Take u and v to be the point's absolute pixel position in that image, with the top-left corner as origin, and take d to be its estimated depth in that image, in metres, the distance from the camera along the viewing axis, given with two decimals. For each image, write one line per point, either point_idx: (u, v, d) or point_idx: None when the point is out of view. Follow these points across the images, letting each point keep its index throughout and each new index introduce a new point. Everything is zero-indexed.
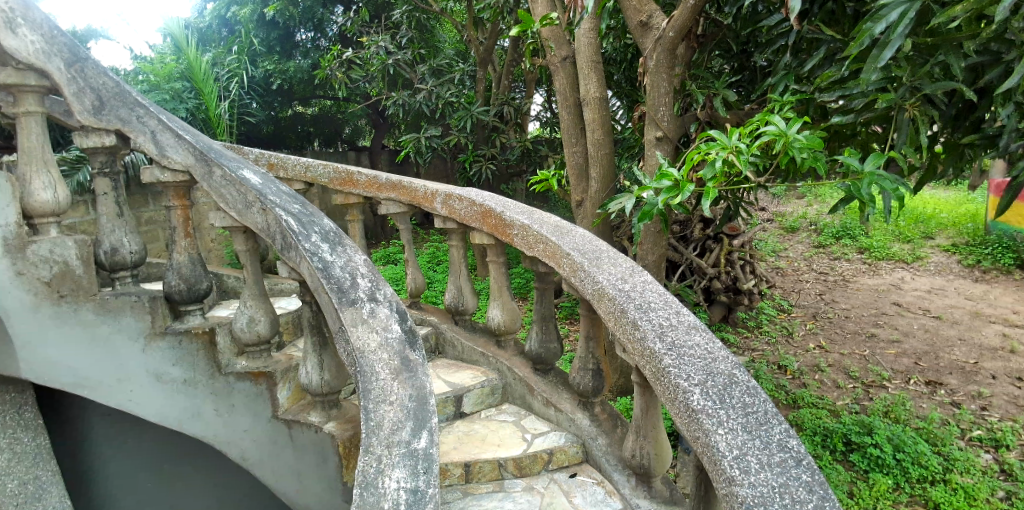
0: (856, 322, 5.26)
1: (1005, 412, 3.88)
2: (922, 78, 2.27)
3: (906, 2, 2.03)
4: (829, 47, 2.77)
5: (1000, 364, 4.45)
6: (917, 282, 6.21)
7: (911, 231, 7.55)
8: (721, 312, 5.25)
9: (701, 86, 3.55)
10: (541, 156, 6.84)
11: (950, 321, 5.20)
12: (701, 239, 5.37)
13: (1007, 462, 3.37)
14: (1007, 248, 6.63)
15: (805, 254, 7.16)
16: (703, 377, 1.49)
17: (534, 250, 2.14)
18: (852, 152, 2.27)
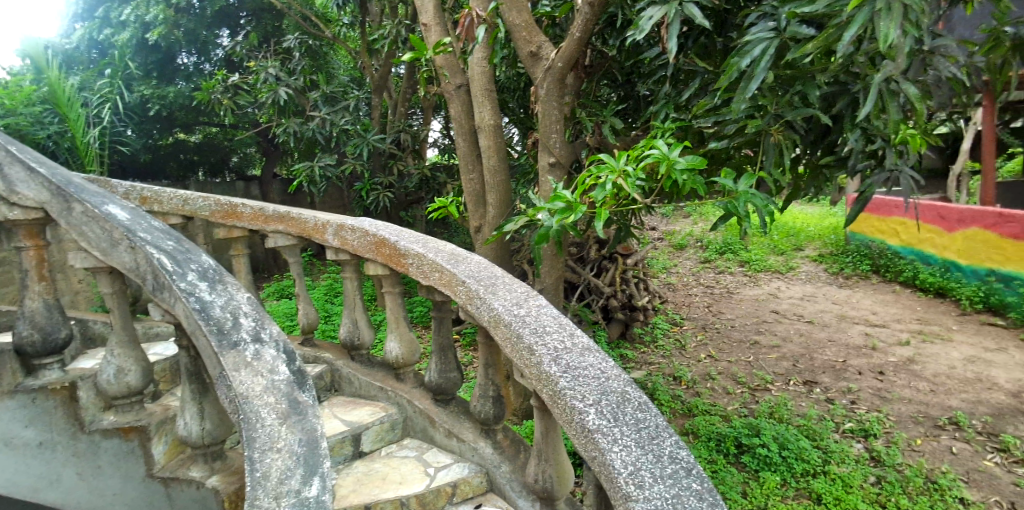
0: (740, 331, 5.63)
1: (871, 404, 4.23)
2: (784, 106, 2.50)
3: (766, 40, 2.28)
4: (703, 78, 2.98)
5: (864, 360, 4.89)
6: (791, 290, 6.76)
7: (784, 245, 8.25)
8: (620, 329, 5.40)
9: (590, 115, 3.68)
10: (440, 183, 6.85)
11: (821, 325, 5.68)
12: (597, 259, 5.57)
13: (875, 449, 3.67)
14: (864, 257, 7.36)
15: (693, 269, 7.61)
16: (598, 396, 1.52)
17: (430, 278, 2.11)
18: (726, 173, 2.44)
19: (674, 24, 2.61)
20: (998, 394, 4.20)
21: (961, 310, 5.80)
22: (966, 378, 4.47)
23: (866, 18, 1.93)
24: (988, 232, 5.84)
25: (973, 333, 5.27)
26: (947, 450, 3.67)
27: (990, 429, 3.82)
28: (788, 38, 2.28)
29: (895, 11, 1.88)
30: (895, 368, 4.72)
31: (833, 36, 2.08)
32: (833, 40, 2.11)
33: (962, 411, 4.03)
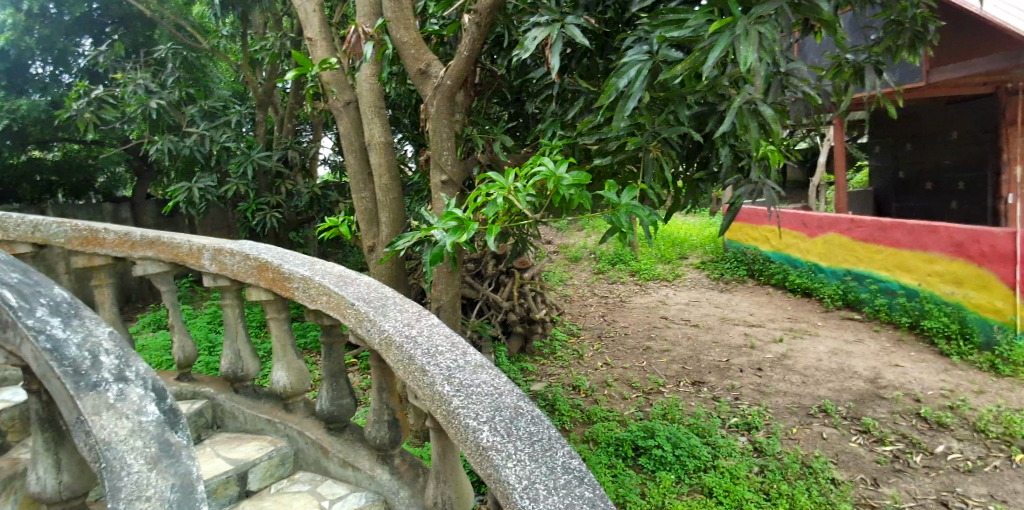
0: (633, 337, 5.88)
1: (752, 398, 4.54)
2: (660, 124, 2.65)
3: (640, 62, 2.42)
4: (586, 97, 3.11)
5: (744, 358, 5.27)
6: (678, 297, 7.17)
7: (670, 254, 8.78)
8: (519, 343, 5.48)
9: (481, 132, 3.72)
10: (332, 201, 6.64)
11: (705, 328, 6.06)
12: (495, 274, 5.61)
13: (758, 441, 3.93)
14: (740, 263, 7.98)
15: (587, 281, 7.88)
16: (491, 413, 1.53)
17: (317, 302, 2.03)
18: (610, 188, 2.55)
19: (557, 44, 2.72)
20: (858, 380, 4.64)
21: (825, 307, 6.39)
22: (832, 368, 4.90)
23: (728, 43, 2.11)
24: (841, 236, 6.45)
25: (835, 328, 5.81)
26: (819, 435, 3.99)
27: (853, 412, 4.19)
28: (661, 61, 2.44)
29: (751, 37, 2.09)
30: (771, 364, 5.10)
31: (700, 59, 2.24)
32: (700, 63, 2.27)
33: (829, 399, 4.40)
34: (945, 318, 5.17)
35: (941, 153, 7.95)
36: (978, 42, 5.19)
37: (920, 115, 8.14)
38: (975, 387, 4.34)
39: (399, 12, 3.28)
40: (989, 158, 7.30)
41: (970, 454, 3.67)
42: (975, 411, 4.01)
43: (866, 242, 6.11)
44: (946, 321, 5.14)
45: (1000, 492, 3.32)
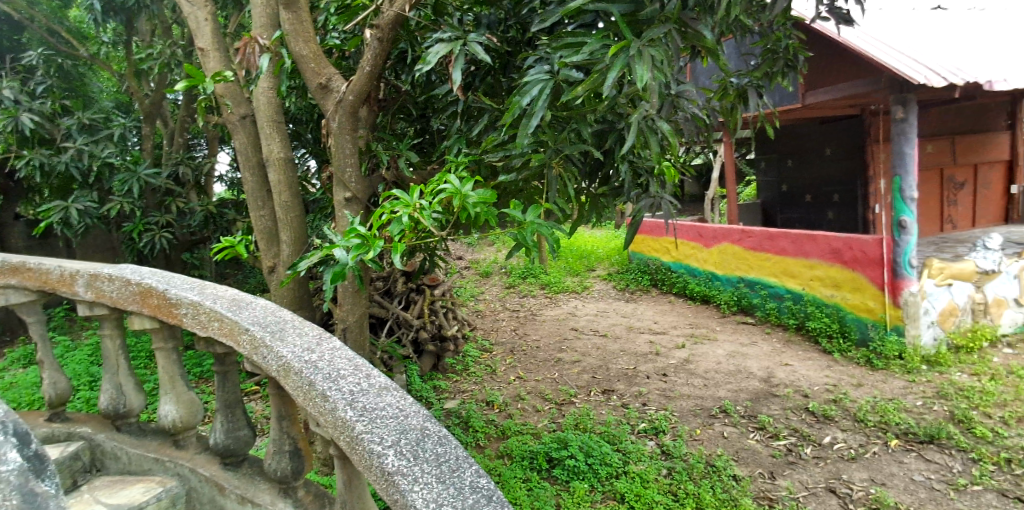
0: (545, 350, 5.96)
1: (658, 403, 4.71)
2: (563, 142, 2.73)
3: (542, 81, 2.49)
4: (491, 114, 3.15)
5: (650, 365, 5.47)
6: (586, 308, 7.37)
7: (578, 267, 9.07)
8: (431, 361, 5.42)
9: (386, 148, 3.67)
10: (229, 220, 6.30)
11: (613, 337, 6.26)
12: (404, 292, 5.52)
13: (665, 444, 4.07)
14: (644, 273, 8.36)
15: (499, 295, 7.94)
16: (397, 437, 1.48)
17: (208, 329, 1.91)
18: (515, 204, 2.58)
19: (459, 60, 2.75)
20: (753, 380, 4.94)
21: (722, 313, 6.78)
22: (729, 370, 5.19)
23: (623, 63, 2.22)
24: (734, 246, 6.88)
25: (731, 332, 6.17)
26: (720, 434, 4.20)
27: (750, 411, 4.44)
28: (562, 81, 2.52)
29: (644, 57, 2.22)
30: (675, 369, 5.33)
31: (597, 80, 2.32)
32: (598, 84, 2.36)
33: (728, 399, 4.65)
34: (826, 319, 5.62)
35: (816, 169, 8.72)
36: (842, 68, 5.74)
37: (798, 134, 8.91)
38: (854, 381, 4.73)
39: (297, 24, 3.18)
40: (857, 172, 8.07)
41: (852, 442, 3.95)
42: (855, 403, 4.37)
43: (755, 250, 6.56)
44: (827, 321, 5.59)
45: (879, 476, 3.57)
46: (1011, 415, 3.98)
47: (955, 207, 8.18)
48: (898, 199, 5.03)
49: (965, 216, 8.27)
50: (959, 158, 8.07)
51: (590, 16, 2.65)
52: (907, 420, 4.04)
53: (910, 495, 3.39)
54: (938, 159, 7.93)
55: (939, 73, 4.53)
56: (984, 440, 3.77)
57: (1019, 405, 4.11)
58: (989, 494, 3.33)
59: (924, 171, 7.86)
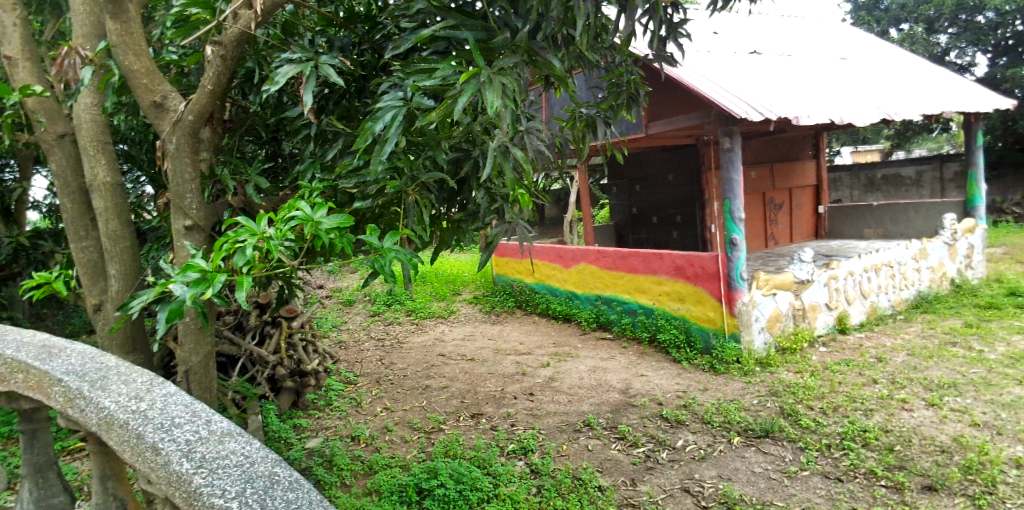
0: (412, 378, 5.85)
1: (526, 422, 4.79)
2: (418, 168, 2.74)
3: (396, 107, 2.51)
4: (344, 139, 3.07)
5: (517, 385, 5.56)
6: (453, 332, 7.37)
7: (444, 292, 9.16)
8: (290, 398, 5.10)
9: (233, 173, 3.43)
10: (45, 252, 5.52)
11: (481, 360, 6.30)
12: (258, 326, 5.19)
13: (534, 463, 4.13)
14: (508, 295, 8.60)
15: (363, 324, 7.70)
16: (241, 485, 1.34)
17: (10, 382, 1.66)
18: (372, 231, 2.53)
19: (309, 83, 2.67)
20: (614, 392, 5.20)
21: (583, 330, 7.10)
22: (591, 385, 5.42)
23: (474, 88, 2.30)
24: (591, 266, 7.23)
25: (593, 348, 6.46)
26: (584, 448, 4.35)
27: (612, 423, 4.65)
28: (416, 108, 2.55)
29: (494, 84, 2.33)
30: (541, 388, 5.47)
31: (450, 105, 2.36)
32: (451, 109, 2.39)
33: (591, 413, 4.85)
34: (675, 330, 6.08)
35: (660, 193, 9.50)
36: (677, 101, 6.31)
37: (643, 161, 9.70)
38: (700, 386, 5.16)
39: (126, 36, 2.90)
40: (694, 197, 8.93)
41: (701, 443, 4.27)
42: (702, 406, 4.75)
43: (610, 269, 6.96)
44: (675, 332, 6.05)
45: (725, 472, 3.89)
46: (828, 405, 4.54)
47: (776, 225, 9.29)
48: (729, 220, 5.63)
49: (783, 233, 9.41)
50: (776, 182, 9.20)
51: (442, 45, 2.74)
52: (746, 418, 4.46)
53: (752, 486, 3.71)
54: (760, 184, 8.98)
55: (755, 109, 5.14)
56: (808, 430, 4.24)
57: (833, 396, 4.71)
58: (815, 477, 3.74)
59: (749, 194, 8.86)
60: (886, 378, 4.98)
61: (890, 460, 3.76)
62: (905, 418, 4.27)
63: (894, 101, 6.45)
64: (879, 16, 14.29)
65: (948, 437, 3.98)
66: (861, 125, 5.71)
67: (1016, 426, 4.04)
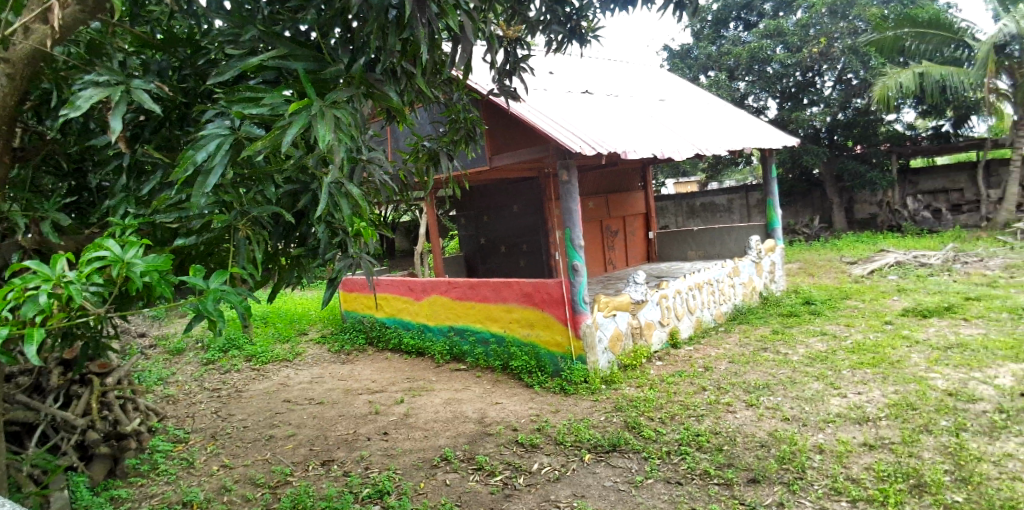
0: (254, 430, 5.40)
1: (381, 464, 4.61)
2: (248, 203, 2.59)
3: (220, 136, 2.37)
4: (163, 170, 2.80)
5: (371, 425, 5.35)
6: (299, 376, 6.94)
7: (289, 333, 8.75)
8: (105, 467, 4.44)
9: (23, 209, 2.98)
10: None
11: (331, 403, 5.99)
12: (61, 387, 4.50)
13: (389, 505, 3.97)
14: (358, 332, 8.34)
15: (194, 375, 6.98)
16: None
17: None
18: (196, 270, 2.33)
19: (118, 108, 2.42)
20: (469, 423, 5.19)
21: (437, 363, 7.05)
22: (447, 417, 5.37)
23: (305, 120, 2.30)
24: (441, 297, 7.21)
25: (447, 381, 6.41)
26: (442, 483, 4.27)
27: (469, 454, 4.62)
28: (243, 137, 2.43)
29: (327, 118, 2.37)
30: (395, 426, 5.31)
31: (279, 136, 2.29)
32: (280, 140, 2.32)
33: (448, 446, 4.79)
34: (525, 356, 6.25)
35: (506, 223, 9.82)
36: (517, 135, 6.60)
37: (489, 192, 9.97)
38: (552, 408, 5.33)
39: None
40: (538, 226, 9.35)
41: (555, 464, 4.40)
42: (554, 428, 4.91)
43: (460, 300, 6.99)
44: (526, 358, 6.22)
45: (579, 490, 4.03)
46: (666, 415, 4.91)
47: (613, 250, 10.01)
48: (570, 247, 5.96)
49: (620, 257, 10.17)
50: (611, 211, 9.96)
51: (272, 74, 2.63)
52: (595, 435, 4.68)
53: (603, 500, 3.88)
54: (597, 213, 9.67)
55: (589, 144, 5.53)
56: (650, 440, 4.55)
57: (670, 405, 5.12)
58: (659, 483, 4.00)
59: (588, 222, 9.48)
60: (712, 384, 5.52)
61: (720, 459, 4.13)
62: (729, 420, 4.75)
63: (705, 137, 7.32)
64: (690, 64, 16.22)
65: (765, 432, 4.48)
66: (678, 159, 6.39)
67: (817, 417, 4.66)
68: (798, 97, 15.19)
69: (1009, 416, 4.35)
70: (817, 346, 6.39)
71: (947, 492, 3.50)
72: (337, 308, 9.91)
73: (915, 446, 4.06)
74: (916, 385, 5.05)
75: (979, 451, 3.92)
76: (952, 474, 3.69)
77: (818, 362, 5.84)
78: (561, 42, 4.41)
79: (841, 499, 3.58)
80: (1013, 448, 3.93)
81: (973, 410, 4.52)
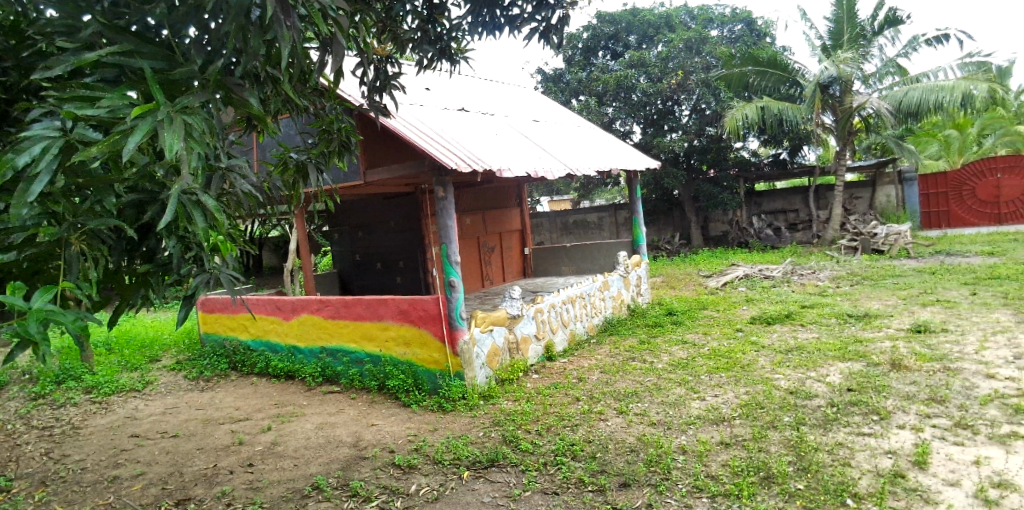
0: (93, 470, 4.81)
1: (245, 498, 4.27)
2: (83, 214, 2.32)
3: (47, 139, 2.11)
4: None
5: (233, 458, 4.95)
6: (150, 407, 6.32)
7: (138, 359, 8.00)
8: None
9: None
10: None
11: (186, 436, 5.48)
12: None
13: None
14: (220, 356, 7.76)
15: (19, 413, 6.12)
16: None
17: None
18: (15, 288, 2.05)
19: None
20: (343, 448, 4.96)
21: (308, 386, 6.70)
22: (319, 443, 5.10)
23: (150, 126, 2.12)
24: (312, 317, 6.88)
25: (320, 405, 6.10)
26: None
27: (342, 481, 4.41)
28: (76, 141, 2.18)
29: (174, 125, 2.19)
30: (261, 456, 4.95)
31: (120, 141, 2.08)
32: (121, 147, 2.11)
33: (320, 474, 4.53)
34: (402, 375, 6.11)
35: (383, 239, 9.62)
36: (392, 150, 6.51)
37: (365, 208, 9.74)
38: (429, 427, 5.24)
39: None
40: (415, 243, 9.25)
41: (433, 484, 4.31)
42: (432, 447, 4.82)
43: (332, 319, 6.69)
44: (403, 377, 6.08)
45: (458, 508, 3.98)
46: (542, 427, 5.01)
47: (490, 266, 10.15)
48: (447, 263, 5.95)
49: (497, 273, 10.32)
50: (487, 228, 10.11)
51: (113, 72, 2.38)
52: (473, 451, 4.66)
53: None
54: (474, 230, 9.77)
55: (465, 161, 5.60)
56: (527, 452, 4.61)
57: (546, 417, 5.23)
58: (536, 495, 4.05)
59: (465, 239, 9.54)
60: (586, 395, 5.72)
61: (594, 466, 4.27)
62: (601, 428, 4.94)
63: (575, 158, 7.68)
64: (563, 88, 16.98)
65: (634, 437, 4.71)
66: (551, 177, 6.64)
67: (679, 420, 4.98)
68: (659, 123, 16.36)
69: (838, 409, 4.90)
70: (678, 353, 6.85)
71: (791, 481, 3.87)
72: (195, 331, 9.20)
73: (763, 442, 4.45)
74: (763, 385, 5.57)
75: (816, 441, 4.38)
76: (795, 464, 4.08)
77: (680, 369, 6.25)
78: (432, 60, 4.41)
79: (702, 495, 3.83)
80: (842, 437, 4.44)
81: (809, 405, 5.06)
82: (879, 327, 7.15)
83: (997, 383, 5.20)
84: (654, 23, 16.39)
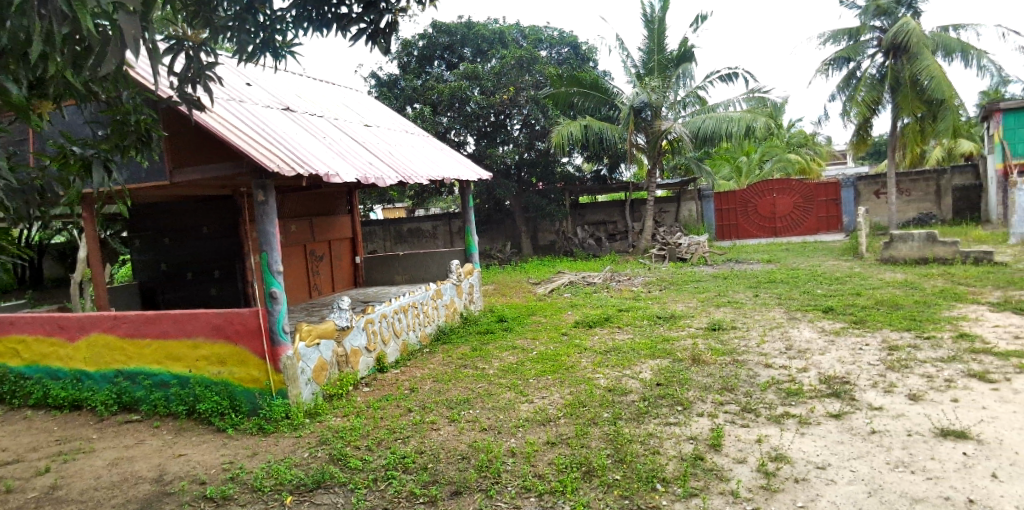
0: None
1: None
2: None
3: None
4: None
5: None
6: None
7: None
8: None
9: None
10: None
11: None
12: None
13: None
14: None
15: None
16: None
17: None
18: None
19: None
20: (143, 484, 4.38)
21: (99, 416, 5.83)
22: (112, 482, 4.44)
23: None
24: (105, 336, 6.02)
25: (114, 437, 5.35)
26: None
27: None
28: None
29: None
30: (35, 503, 4.21)
31: None
32: None
33: None
34: (217, 397, 5.57)
35: (195, 247, 8.73)
36: (205, 149, 5.93)
37: (173, 212, 8.77)
38: (248, 452, 4.83)
39: None
40: (234, 251, 8.52)
41: None
42: (250, 474, 4.45)
43: (131, 337, 5.91)
44: (217, 399, 5.54)
45: None
46: (372, 441, 4.87)
47: (319, 276, 9.68)
48: (268, 273, 5.55)
49: (326, 283, 9.86)
50: (316, 235, 9.64)
51: None
52: (298, 474, 4.38)
53: None
54: (300, 237, 9.25)
55: (289, 164, 5.29)
56: (356, 470, 4.44)
57: (376, 431, 5.09)
58: None
59: (291, 247, 9.00)
60: (418, 405, 5.67)
61: (425, 478, 4.24)
62: (433, 437, 4.92)
63: (408, 165, 7.62)
64: (397, 94, 16.78)
65: (466, 444, 4.76)
66: (384, 184, 6.50)
67: (509, 423, 5.14)
68: (492, 135, 16.88)
69: (648, 403, 5.40)
70: (509, 359, 7.08)
71: (609, 473, 4.17)
72: None
73: (585, 438, 4.75)
74: (584, 385, 5.95)
75: (630, 434, 4.78)
76: (612, 457, 4.41)
77: (509, 374, 6.47)
78: (252, 51, 4.11)
79: (530, 495, 3.98)
80: (652, 428, 4.89)
81: (625, 401, 5.51)
82: (682, 326, 8.03)
83: (772, 371, 6.10)
84: (487, 38, 16.90)
